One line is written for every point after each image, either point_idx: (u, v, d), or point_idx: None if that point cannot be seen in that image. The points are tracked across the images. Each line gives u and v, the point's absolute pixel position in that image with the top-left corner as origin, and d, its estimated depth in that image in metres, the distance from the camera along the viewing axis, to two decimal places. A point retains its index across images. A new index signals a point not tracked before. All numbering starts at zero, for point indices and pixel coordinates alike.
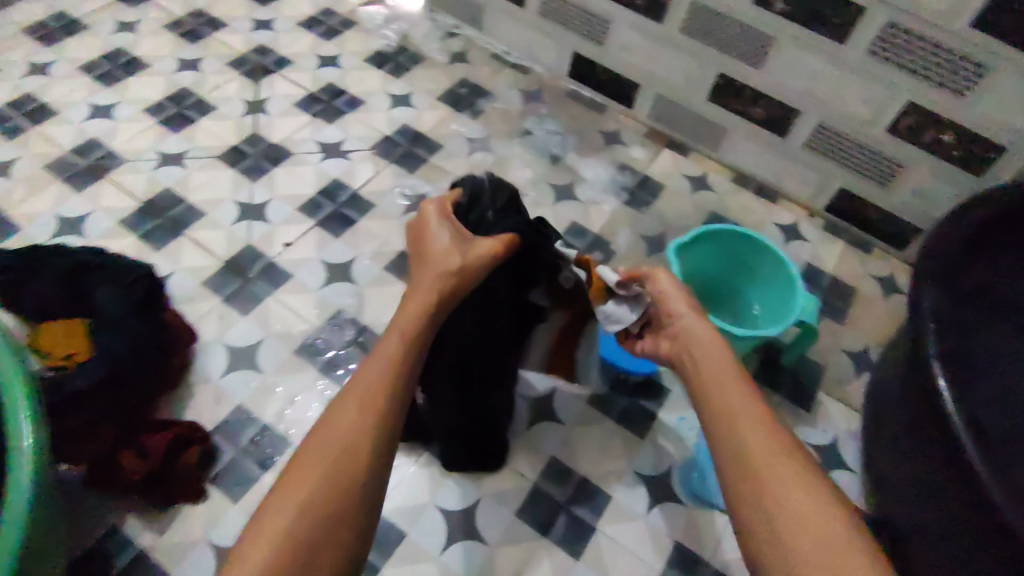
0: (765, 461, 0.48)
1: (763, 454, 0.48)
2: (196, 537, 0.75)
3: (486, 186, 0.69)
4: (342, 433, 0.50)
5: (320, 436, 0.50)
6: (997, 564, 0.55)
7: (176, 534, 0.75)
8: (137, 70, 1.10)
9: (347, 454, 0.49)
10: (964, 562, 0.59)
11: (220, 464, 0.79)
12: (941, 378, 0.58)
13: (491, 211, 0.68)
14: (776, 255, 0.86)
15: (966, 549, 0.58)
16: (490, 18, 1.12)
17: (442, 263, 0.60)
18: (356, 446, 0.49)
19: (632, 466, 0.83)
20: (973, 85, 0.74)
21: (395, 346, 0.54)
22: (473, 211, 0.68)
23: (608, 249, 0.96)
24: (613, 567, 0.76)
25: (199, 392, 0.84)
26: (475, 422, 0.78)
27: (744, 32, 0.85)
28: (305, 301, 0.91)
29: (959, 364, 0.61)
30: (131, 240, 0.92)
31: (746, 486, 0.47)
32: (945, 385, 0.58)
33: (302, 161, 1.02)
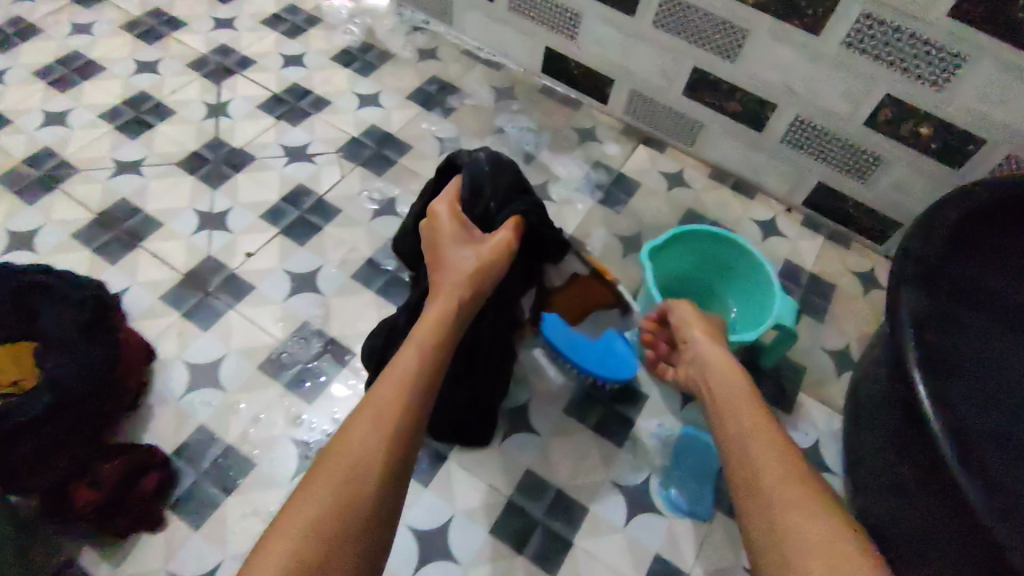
0: (761, 469, 0.51)
1: (772, 474, 0.51)
2: (156, 568, 0.66)
3: (484, 170, 0.64)
4: (353, 456, 0.47)
5: (338, 449, 0.47)
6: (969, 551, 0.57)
7: (134, 566, 0.66)
8: (92, 74, 1.04)
9: (358, 473, 0.47)
10: (937, 549, 0.61)
11: (178, 489, 0.70)
12: (917, 373, 0.60)
13: (495, 201, 0.64)
14: (755, 256, 0.79)
15: (941, 537, 0.60)
16: (461, 14, 1.13)
17: (462, 265, 0.58)
18: (368, 466, 0.47)
19: (609, 477, 0.76)
20: (950, 77, 0.78)
21: (415, 354, 0.53)
22: (476, 205, 0.64)
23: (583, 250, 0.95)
24: None
25: (158, 414, 0.75)
26: (476, 424, 0.74)
27: (719, 24, 0.89)
28: (269, 313, 0.83)
29: (939, 358, 0.63)
30: (85, 256, 0.85)
31: (746, 490, 0.51)
32: (920, 380, 0.60)
33: (265, 166, 0.96)
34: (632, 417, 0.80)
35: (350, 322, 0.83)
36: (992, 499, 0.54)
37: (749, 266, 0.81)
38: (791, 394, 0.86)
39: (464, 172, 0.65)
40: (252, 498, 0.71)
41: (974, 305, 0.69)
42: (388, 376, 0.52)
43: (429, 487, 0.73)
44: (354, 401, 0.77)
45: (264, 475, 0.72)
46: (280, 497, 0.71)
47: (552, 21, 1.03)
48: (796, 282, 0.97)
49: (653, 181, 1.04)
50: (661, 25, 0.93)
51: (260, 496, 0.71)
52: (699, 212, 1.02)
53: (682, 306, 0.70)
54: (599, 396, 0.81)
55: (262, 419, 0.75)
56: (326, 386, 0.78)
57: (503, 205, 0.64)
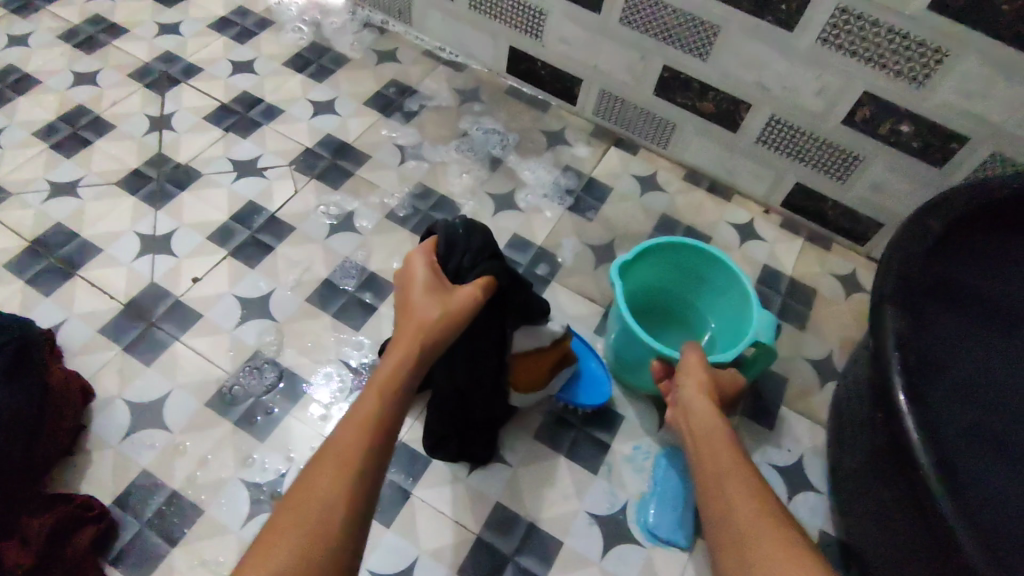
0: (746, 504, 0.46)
1: (745, 505, 0.46)
2: None
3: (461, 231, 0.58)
4: (305, 518, 0.41)
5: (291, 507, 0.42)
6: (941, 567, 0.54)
7: None
8: (26, 88, 0.98)
9: (314, 537, 0.41)
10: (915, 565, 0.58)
11: (120, 541, 0.65)
12: (897, 378, 0.57)
13: (468, 257, 0.57)
14: (730, 269, 0.75)
15: (916, 552, 0.58)
16: (419, 13, 1.07)
17: (426, 312, 0.52)
18: (327, 527, 0.41)
19: (583, 506, 0.71)
20: (931, 73, 0.74)
21: (375, 400, 0.46)
22: (447, 262, 0.57)
23: (553, 261, 0.91)
24: None
25: (96, 459, 0.69)
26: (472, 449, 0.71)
27: (687, 21, 0.84)
28: (216, 343, 0.77)
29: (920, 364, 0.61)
30: (16, 288, 0.79)
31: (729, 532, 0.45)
32: (900, 385, 0.56)
33: (212, 183, 0.91)
34: (607, 442, 0.76)
35: (303, 349, 0.78)
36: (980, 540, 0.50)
37: (725, 280, 0.76)
38: (771, 408, 0.82)
39: (439, 231, 0.58)
40: (199, 548, 0.65)
41: (960, 311, 0.66)
42: (344, 425, 0.46)
43: (392, 527, 0.69)
44: (313, 435, 0.72)
45: (212, 523, 0.67)
46: (230, 546, 0.66)
47: (515, 19, 0.98)
48: (775, 289, 0.93)
49: (625, 185, 1.00)
50: (628, 22, 0.89)
51: (207, 546, 0.66)
52: (674, 217, 0.98)
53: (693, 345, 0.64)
54: (572, 420, 0.77)
55: (210, 460, 0.70)
56: (280, 421, 0.73)
57: (475, 263, 0.57)
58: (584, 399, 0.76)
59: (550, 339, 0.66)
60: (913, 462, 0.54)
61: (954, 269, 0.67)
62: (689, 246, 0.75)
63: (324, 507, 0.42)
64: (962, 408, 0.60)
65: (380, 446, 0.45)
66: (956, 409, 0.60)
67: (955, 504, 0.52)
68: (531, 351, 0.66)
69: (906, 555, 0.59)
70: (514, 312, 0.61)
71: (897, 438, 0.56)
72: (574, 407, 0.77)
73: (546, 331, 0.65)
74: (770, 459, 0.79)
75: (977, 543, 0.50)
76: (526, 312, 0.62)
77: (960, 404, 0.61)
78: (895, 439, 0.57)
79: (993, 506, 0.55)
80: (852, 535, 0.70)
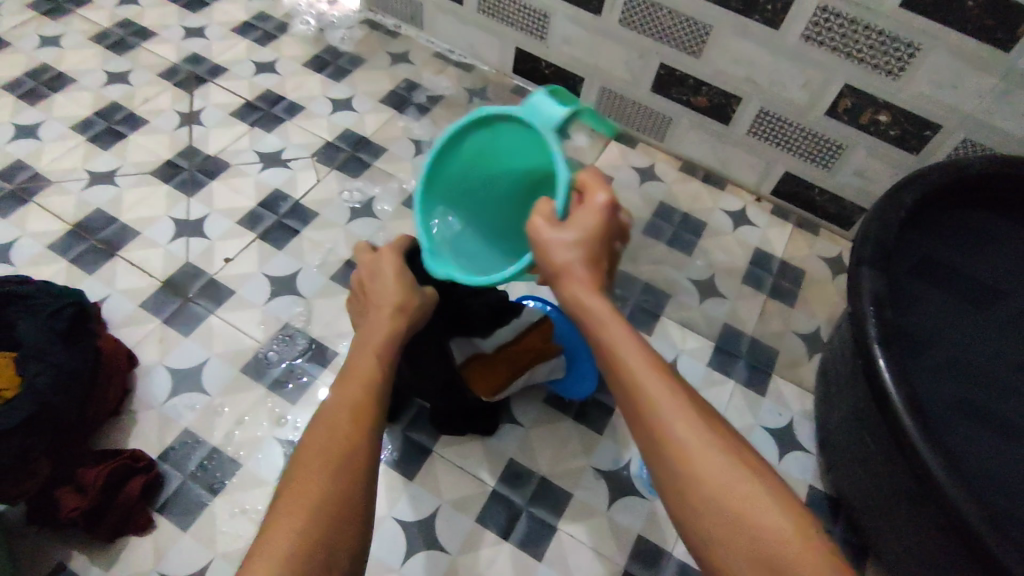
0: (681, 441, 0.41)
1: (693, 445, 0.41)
2: (144, 569, 0.66)
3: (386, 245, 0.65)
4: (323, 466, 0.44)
5: (314, 450, 0.45)
6: (933, 517, 0.60)
7: (122, 570, 0.66)
8: (62, 86, 1.04)
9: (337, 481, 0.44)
10: (907, 516, 0.64)
11: (166, 492, 0.71)
12: (875, 341, 0.63)
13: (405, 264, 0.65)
14: (484, 129, 0.60)
15: (906, 505, 0.64)
16: (430, 17, 1.14)
17: (390, 291, 0.57)
18: (349, 473, 0.44)
19: (591, 463, 0.77)
20: (905, 65, 0.81)
21: (370, 362, 0.51)
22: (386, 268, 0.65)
23: None
24: (577, 567, 0.71)
25: (141, 419, 0.75)
26: (473, 417, 0.76)
27: (681, 21, 0.91)
28: (249, 316, 0.83)
29: (905, 340, 0.70)
30: (60, 267, 0.85)
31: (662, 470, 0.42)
32: (878, 348, 0.62)
33: (240, 173, 0.97)
34: (610, 405, 0.81)
35: (328, 322, 0.84)
36: (956, 475, 0.56)
37: (479, 135, 0.61)
38: (763, 376, 0.89)
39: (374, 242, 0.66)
40: (239, 497, 0.71)
41: (937, 287, 0.74)
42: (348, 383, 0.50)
43: (415, 480, 0.75)
44: None
45: (250, 476, 0.72)
46: (267, 496, 0.71)
47: (521, 22, 1.05)
48: (767, 269, 0.99)
49: (625, 176, 1.07)
50: (627, 23, 0.96)
51: (246, 496, 0.71)
52: (671, 205, 1.05)
53: (534, 226, 0.51)
54: None
55: (247, 421, 0.76)
56: (309, 385, 0.79)
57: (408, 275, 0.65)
58: (574, 391, 0.80)
59: (495, 344, 0.71)
60: (895, 419, 0.59)
61: (916, 245, 0.75)
62: (442, 188, 0.63)
63: (345, 452, 0.45)
64: (942, 381, 0.68)
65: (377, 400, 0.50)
66: (945, 378, 0.68)
67: (938, 454, 0.57)
68: (477, 359, 0.71)
69: (899, 508, 0.65)
70: (453, 320, 0.67)
71: (880, 399, 0.61)
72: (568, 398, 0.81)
73: (493, 342, 0.71)
74: (762, 422, 0.85)
75: (951, 476, 0.56)
76: (470, 321, 0.68)
77: (944, 379, 0.68)
78: (879, 401, 0.61)
79: (984, 472, 0.63)
80: (843, 489, 0.76)
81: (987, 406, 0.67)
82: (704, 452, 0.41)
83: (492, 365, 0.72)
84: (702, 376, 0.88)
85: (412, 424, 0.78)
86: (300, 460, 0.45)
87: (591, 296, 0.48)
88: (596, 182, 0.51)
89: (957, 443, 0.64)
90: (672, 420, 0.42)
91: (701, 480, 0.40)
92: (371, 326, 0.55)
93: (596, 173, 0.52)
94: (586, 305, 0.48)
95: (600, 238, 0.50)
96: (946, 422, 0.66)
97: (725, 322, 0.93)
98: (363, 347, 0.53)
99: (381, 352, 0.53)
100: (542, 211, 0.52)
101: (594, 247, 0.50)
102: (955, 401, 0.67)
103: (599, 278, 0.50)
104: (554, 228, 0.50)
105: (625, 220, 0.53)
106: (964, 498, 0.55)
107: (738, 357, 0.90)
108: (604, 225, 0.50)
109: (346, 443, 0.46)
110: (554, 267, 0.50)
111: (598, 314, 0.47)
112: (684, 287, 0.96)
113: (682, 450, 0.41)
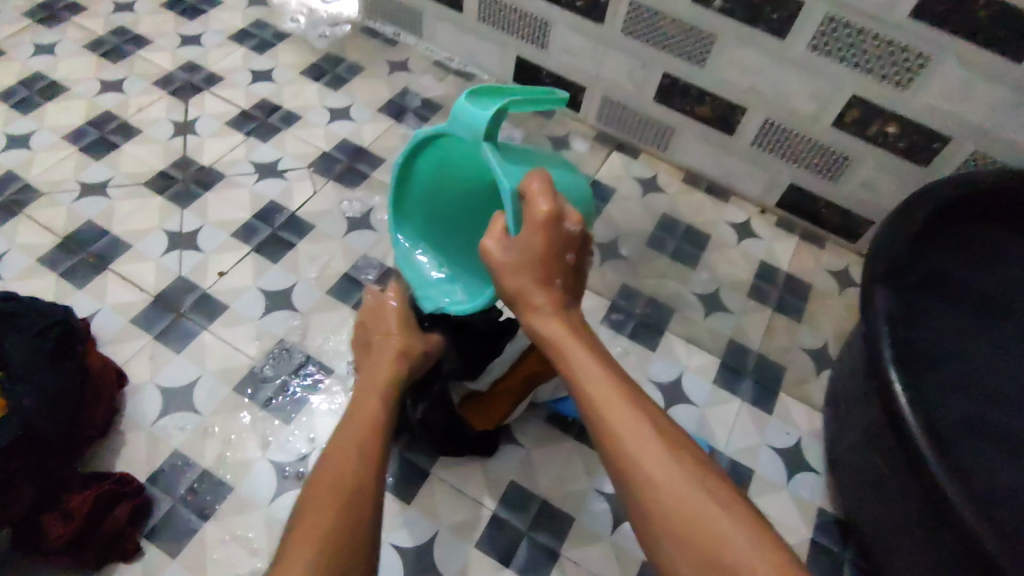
0: (657, 479, 0.42)
1: (674, 484, 0.42)
2: None
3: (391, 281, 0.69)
4: (338, 484, 0.47)
5: (327, 469, 0.48)
6: (949, 549, 0.58)
7: None
8: (55, 95, 1.02)
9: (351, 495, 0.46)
10: (922, 546, 0.62)
11: (154, 517, 0.68)
12: (889, 364, 0.60)
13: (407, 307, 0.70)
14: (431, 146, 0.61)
15: (922, 535, 0.62)
16: (430, 26, 1.12)
17: (396, 336, 0.63)
18: (358, 493, 0.47)
19: (594, 485, 0.75)
20: (914, 76, 0.79)
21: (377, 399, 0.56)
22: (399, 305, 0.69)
23: None
24: None
25: (130, 440, 0.73)
26: (471, 441, 0.73)
27: (686, 31, 0.90)
28: (242, 333, 0.81)
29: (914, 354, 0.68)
30: (49, 281, 0.83)
31: (644, 509, 0.42)
32: (893, 371, 0.60)
33: (235, 184, 0.95)
34: None
35: (323, 338, 0.82)
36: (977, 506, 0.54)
37: (437, 144, 0.61)
38: (769, 395, 0.87)
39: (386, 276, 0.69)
40: (230, 523, 0.69)
41: (947, 301, 0.72)
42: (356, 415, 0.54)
43: (413, 504, 0.72)
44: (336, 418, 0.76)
45: (242, 500, 0.70)
46: (259, 521, 0.69)
47: (522, 31, 1.03)
48: (772, 283, 0.97)
49: (627, 187, 1.05)
50: (629, 32, 0.94)
51: (237, 521, 0.69)
52: (675, 217, 1.03)
53: (488, 250, 0.51)
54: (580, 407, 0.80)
55: (239, 442, 0.73)
56: (303, 405, 0.77)
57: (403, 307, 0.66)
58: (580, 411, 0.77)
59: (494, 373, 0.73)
60: (912, 446, 0.57)
61: (924, 261, 0.73)
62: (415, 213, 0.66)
63: (357, 477, 0.48)
64: (954, 397, 0.66)
65: (383, 433, 0.53)
66: (956, 393, 0.66)
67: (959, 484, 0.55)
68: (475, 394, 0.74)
69: (914, 537, 0.63)
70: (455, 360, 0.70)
71: (896, 426, 0.59)
72: (571, 419, 0.79)
73: (485, 377, 0.73)
74: (769, 441, 0.83)
75: (974, 511, 0.54)
76: (464, 358, 0.70)
77: (956, 394, 0.66)
78: (895, 427, 0.59)
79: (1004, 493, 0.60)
80: (855, 517, 0.73)
81: (1001, 427, 0.65)
82: (679, 493, 0.41)
83: (486, 400, 0.73)
84: (707, 394, 0.86)
85: (409, 445, 0.75)
86: (310, 489, 0.47)
87: (547, 322, 0.50)
88: (538, 192, 0.49)
89: (973, 464, 0.62)
90: (638, 451, 0.43)
91: (673, 516, 0.41)
92: (377, 365, 0.60)
93: (540, 179, 0.50)
94: (543, 331, 0.50)
95: (548, 257, 0.49)
96: (963, 443, 0.63)
97: (730, 337, 0.91)
98: (369, 385, 0.57)
99: (386, 389, 0.57)
100: (495, 229, 0.52)
101: (545, 266, 0.50)
102: (969, 417, 0.65)
103: (557, 298, 0.51)
104: (505, 251, 0.50)
105: (580, 224, 0.50)
106: (986, 531, 0.53)
107: (744, 375, 0.88)
108: (549, 244, 0.49)
109: (357, 466, 0.48)
110: (511, 291, 0.51)
111: (556, 340, 0.49)
112: (688, 302, 0.94)
113: (651, 486, 0.42)
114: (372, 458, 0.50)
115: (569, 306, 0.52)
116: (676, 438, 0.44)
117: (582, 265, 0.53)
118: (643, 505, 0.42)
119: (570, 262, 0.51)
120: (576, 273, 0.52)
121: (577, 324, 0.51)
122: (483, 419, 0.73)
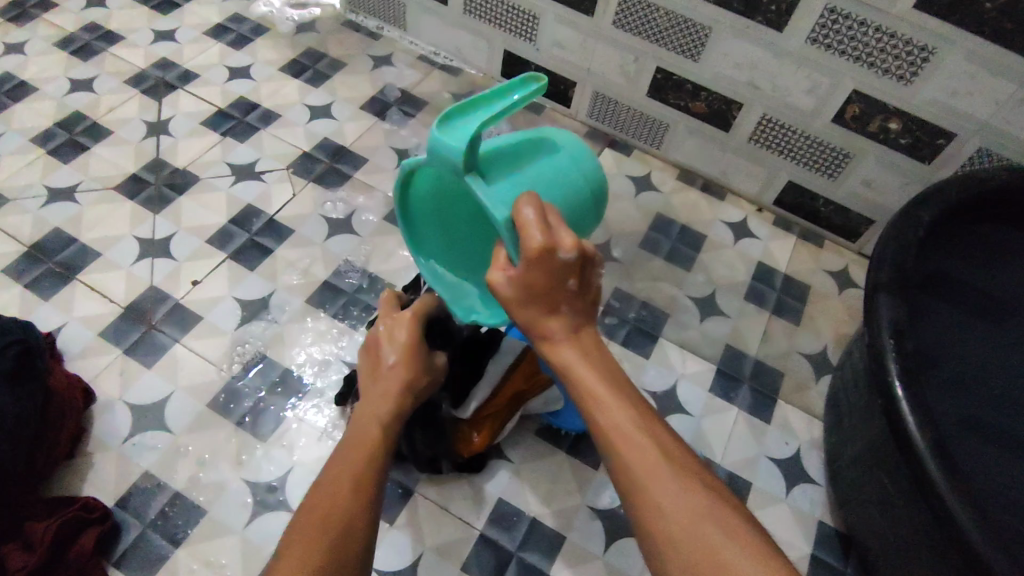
0: (668, 512, 0.39)
1: (681, 511, 0.39)
2: None
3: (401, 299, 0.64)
4: (321, 531, 0.42)
5: (311, 508, 0.44)
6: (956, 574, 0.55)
7: None
8: (22, 95, 0.98)
9: (336, 546, 0.42)
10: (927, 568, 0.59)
11: (123, 543, 0.65)
12: (897, 383, 0.57)
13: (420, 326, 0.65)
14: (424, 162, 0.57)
15: (927, 558, 0.59)
16: (414, 19, 1.08)
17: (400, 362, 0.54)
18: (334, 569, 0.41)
19: (586, 502, 0.72)
20: (918, 70, 0.75)
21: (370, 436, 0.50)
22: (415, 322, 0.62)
23: None
24: None
25: (99, 461, 0.69)
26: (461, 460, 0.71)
27: (678, 23, 0.86)
28: (217, 346, 0.78)
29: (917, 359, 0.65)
30: (14, 293, 0.79)
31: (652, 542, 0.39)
32: (900, 390, 0.56)
33: (210, 187, 0.91)
34: None
35: (302, 350, 0.79)
36: (976, 513, 0.51)
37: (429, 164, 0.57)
38: (768, 403, 0.84)
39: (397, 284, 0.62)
40: (203, 549, 0.65)
41: (948, 303, 0.69)
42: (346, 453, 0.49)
43: (396, 525, 0.69)
44: (314, 436, 0.73)
45: (215, 524, 0.67)
46: (233, 546, 0.66)
47: (509, 24, 0.99)
48: (770, 285, 0.94)
49: (620, 186, 1.01)
50: (621, 25, 0.90)
51: (211, 546, 0.66)
52: (669, 216, 0.99)
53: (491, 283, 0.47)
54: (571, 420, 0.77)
55: (213, 462, 0.70)
56: (281, 422, 0.73)
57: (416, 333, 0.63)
58: (574, 423, 0.75)
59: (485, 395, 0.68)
60: (922, 472, 0.53)
61: (928, 261, 0.70)
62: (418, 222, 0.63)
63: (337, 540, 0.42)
64: (953, 400, 0.63)
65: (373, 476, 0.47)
66: (956, 394, 0.63)
67: (974, 511, 0.51)
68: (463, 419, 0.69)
69: (918, 559, 0.60)
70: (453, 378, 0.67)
71: (904, 449, 0.55)
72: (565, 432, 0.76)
73: (468, 407, 0.67)
74: (767, 452, 0.80)
75: (974, 519, 0.51)
76: (454, 380, 0.67)
77: (954, 396, 0.63)
78: (902, 450, 0.55)
79: (1015, 504, 0.57)
80: (857, 533, 0.71)
81: (1001, 427, 0.62)
82: (686, 519, 0.39)
83: (475, 422, 0.70)
84: (703, 403, 0.83)
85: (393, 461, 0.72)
86: (292, 533, 0.43)
87: (560, 354, 0.45)
88: (530, 222, 0.45)
89: (973, 473, 0.59)
90: (644, 481, 0.40)
91: (681, 547, 0.38)
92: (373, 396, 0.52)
93: (531, 206, 0.45)
94: (557, 364, 0.46)
95: (550, 289, 0.44)
96: (961, 445, 0.60)
97: (726, 342, 0.88)
98: (364, 418, 0.51)
99: (383, 426, 0.51)
100: (497, 261, 0.48)
101: (549, 298, 0.45)
102: (970, 421, 0.62)
103: (569, 325, 0.46)
104: (506, 284, 0.46)
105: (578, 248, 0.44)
106: (990, 546, 0.50)
107: (742, 382, 0.85)
108: (548, 276, 0.44)
109: (343, 520, 0.43)
110: (522, 325, 0.47)
111: (569, 372, 0.45)
112: (683, 306, 0.91)
113: (656, 513, 0.39)
114: (360, 506, 0.45)
115: (584, 328, 0.47)
116: (683, 459, 0.41)
117: (590, 284, 0.47)
118: (650, 538, 0.39)
119: (573, 288, 0.45)
120: (590, 294, 0.47)
121: (592, 345, 0.46)
122: (474, 442, 0.69)
